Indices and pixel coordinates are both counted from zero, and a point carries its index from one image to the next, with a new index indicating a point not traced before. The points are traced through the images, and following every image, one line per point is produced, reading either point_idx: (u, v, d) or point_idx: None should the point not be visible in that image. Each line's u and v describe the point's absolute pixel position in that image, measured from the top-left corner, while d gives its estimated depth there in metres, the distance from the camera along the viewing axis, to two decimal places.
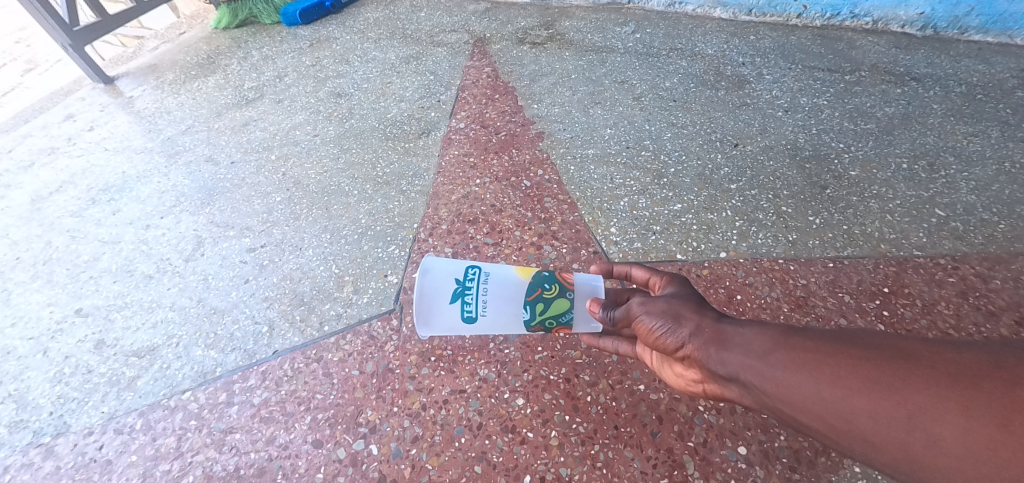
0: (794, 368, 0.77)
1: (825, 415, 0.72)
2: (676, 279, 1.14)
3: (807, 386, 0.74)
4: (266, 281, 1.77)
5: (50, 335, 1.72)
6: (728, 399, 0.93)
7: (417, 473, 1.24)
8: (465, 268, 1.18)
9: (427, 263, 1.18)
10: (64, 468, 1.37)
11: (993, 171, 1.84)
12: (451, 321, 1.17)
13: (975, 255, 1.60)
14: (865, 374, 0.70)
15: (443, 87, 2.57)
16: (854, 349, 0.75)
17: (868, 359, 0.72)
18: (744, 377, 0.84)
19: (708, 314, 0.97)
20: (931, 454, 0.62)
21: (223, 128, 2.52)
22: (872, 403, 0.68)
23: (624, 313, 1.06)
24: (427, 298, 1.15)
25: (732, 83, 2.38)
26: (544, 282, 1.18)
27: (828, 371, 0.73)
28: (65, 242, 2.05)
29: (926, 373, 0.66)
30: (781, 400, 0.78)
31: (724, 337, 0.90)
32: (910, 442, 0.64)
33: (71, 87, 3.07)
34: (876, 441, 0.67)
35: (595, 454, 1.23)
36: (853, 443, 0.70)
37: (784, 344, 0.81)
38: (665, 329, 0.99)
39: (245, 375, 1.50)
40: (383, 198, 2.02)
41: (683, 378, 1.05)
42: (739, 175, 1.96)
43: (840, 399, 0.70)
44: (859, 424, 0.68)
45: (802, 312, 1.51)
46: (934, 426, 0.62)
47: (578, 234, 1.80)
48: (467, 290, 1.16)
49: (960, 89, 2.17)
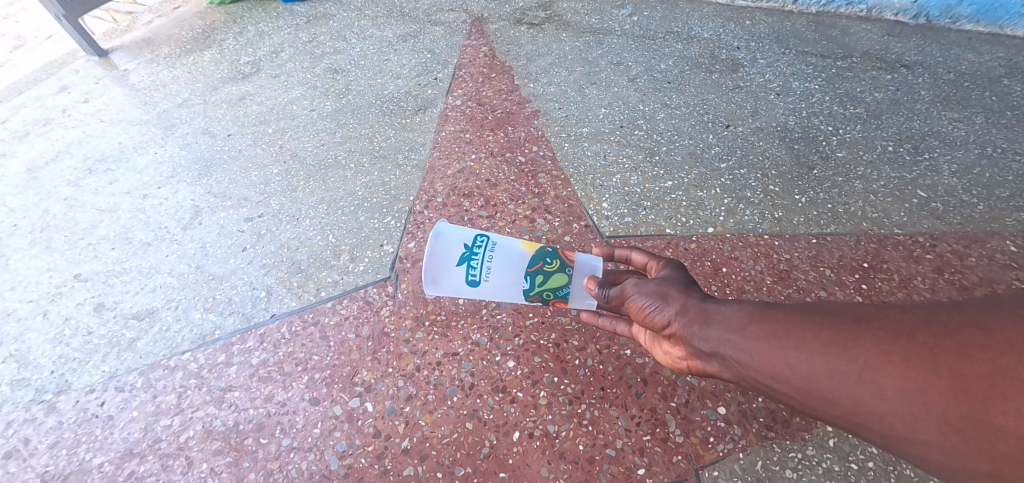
0: (764, 337, 0.79)
1: (790, 379, 0.75)
2: (671, 262, 1.12)
3: (775, 354, 0.77)
4: (263, 249, 1.80)
5: (50, 298, 1.75)
6: (712, 375, 0.94)
7: (411, 429, 1.29)
8: (475, 235, 1.19)
9: (439, 226, 1.18)
10: (67, 423, 1.42)
11: (975, 155, 1.89)
12: (456, 284, 1.19)
13: (952, 234, 1.66)
14: (824, 337, 0.73)
15: (440, 66, 2.58)
16: (816, 316, 0.76)
17: (826, 324, 0.74)
18: (723, 350, 0.85)
19: (694, 294, 0.97)
20: (877, 404, 0.65)
21: (219, 101, 2.52)
22: (829, 363, 0.70)
23: (618, 292, 1.08)
24: (436, 261, 1.16)
25: (726, 67, 2.40)
26: (547, 256, 1.21)
27: (792, 338, 0.76)
28: (62, 210, 2.07)
29: (874, 332, 0.69)
30: (754, 369, 0.80)
31: (706, 313, 0.90)
32: (861, 395, 0.67)
33: (65, 60, 3.04)
34: (833, 397, 0.70)
35: (582, 413, 1.29)
36: (814, 403, 0.73)
37: (758, 315, 0.82)
38: (654, 307, 0.99)
39: (244, 337, 1.54)
40: (379, 172, 2.05)
41: (670, 355, 1.04)
42: (729, 155, 2.00)
43: (803, 363, 0.73)
44: (819, 384, 0.71)
45: (783, 285, 1.56)
46: (879, 377, 0.65)
47: (571, 208, 1.84)
48: (474, 255, 1.18)
49: (948, 77, 2.21)
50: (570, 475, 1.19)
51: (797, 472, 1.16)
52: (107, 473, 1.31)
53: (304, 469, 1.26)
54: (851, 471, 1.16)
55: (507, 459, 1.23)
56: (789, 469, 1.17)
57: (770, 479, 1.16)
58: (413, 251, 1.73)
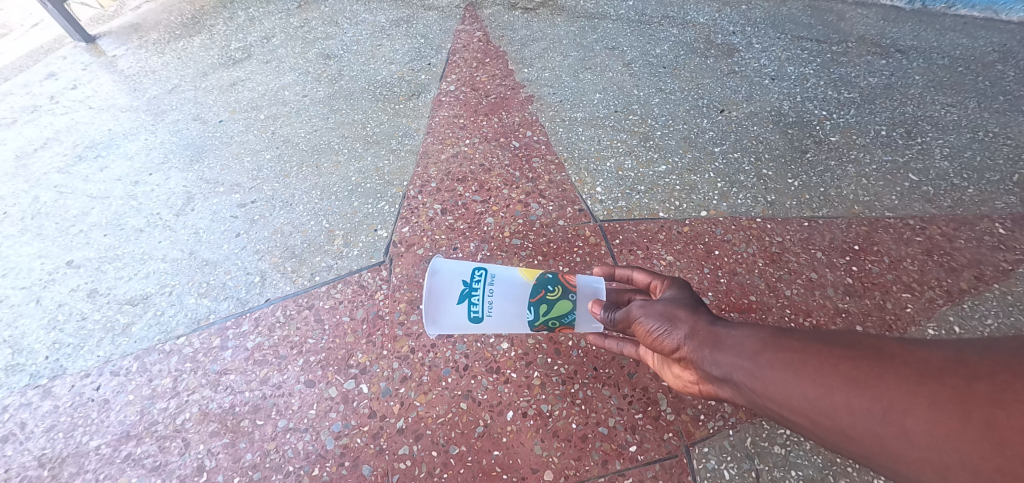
0: (779, 367, 0.76)
1: (808, 411, 0.71)
2: (676, 282, 1.10)
3: (789, 384, 0.74)
4: (257, 235, 1.79)
5: (42, 284, 1.74)
6: (725, 400, 0.92)
7: (406, 409, 1.31)
8: (473, 269, 1.18)
9: (435, 264, 1.18)
10: (63, 407, 1.42)
11: (967, 139, 1.90)
12: (458, 320, 1.17)
13: (942, 217, 1.67)
14: (843, 371, 0.69)
15: (433, 51, 2.55)
16: (835, 348, 0.73)
17: (845, 357, 0.71)
18: (735, 376, 0.83)
19: (703, 316, 0.95)
20: (902, 446, 0.61)
21: (210, 87, 2.48)
22: (850, 399, 0.67)
23: (623, 315, 1.06)
24: (435, 299, 1.16)
25: (721, 52, 2.39)
26: (548, 283, 1.18)
27: (809, 369, 0.73)
28: (53, 197, 2.05)
29: (898, 371, 0.65)
30: (769, 398, 0.77)
31: (717, 338, 0.88)
32: (884, 435, 0.63)
33: (52, 46, 2.99)
34: (855, 435, 0.66)
35: (575, 392, 1.31)
36: (834, 439, 0.69)
37: (772, 344, 0.80)
38: (662, 330, 0.98)
39: (239, 321, 1.55)
40: (373, 157, 2.04)
41: (681, 378, 1.03)
42: (723, 139, 2.00)
43: (821, 397, 0.70)
44: (839, 420, 0.68)
45: (775, 268, 1.58)
46: (904, 418, 0.62)
47: (565, 193, 1.84)
48: (473, 290, 1.16)
49: (942, 62, 2.21)
50: (563, 452, 1.21)
51: (785, 448, 1.19)
52: (104, 455, 1.32)
53: (300, 448, 1.27)
54: None
55: (501, 438, 1.25)
56: (777, 445, 1.19)
57: (759, 454, 1.18)
58: (407, 235, 1.73)
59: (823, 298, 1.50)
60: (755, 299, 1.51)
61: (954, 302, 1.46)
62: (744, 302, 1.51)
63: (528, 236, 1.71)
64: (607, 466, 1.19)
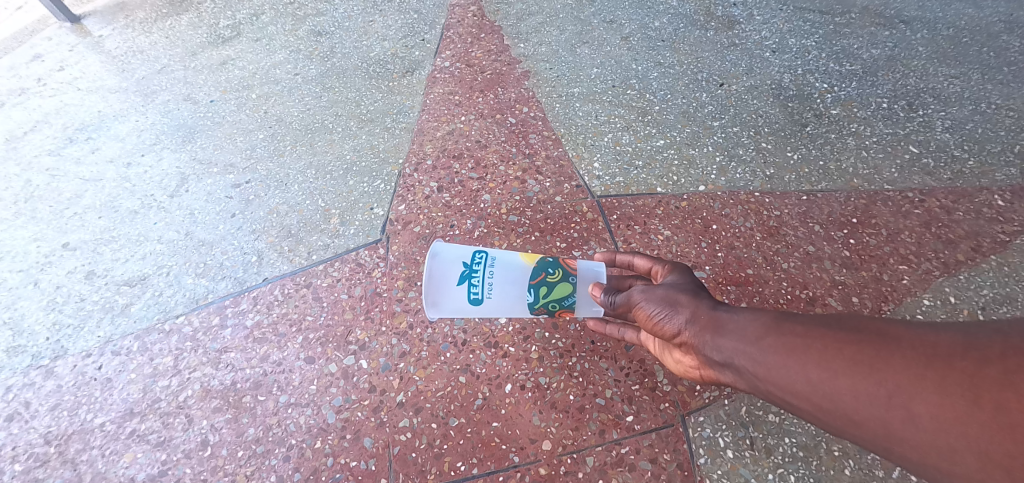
0: (782, 352, 0.76)
1: (812, 396, 0.72)
2: (677, 267, 1.10)
3: (792, 369, 0.74)
4: (253, 215, 1.78)
5: (39, 267, 1.74)
6: (726, 384, 0.93)
7: (405, 383, 1.32)
8: (473, 252, 1.18)
9: (435, 246, 1.17)
10: (66, 387, 1.44)
11: (970, 111, 1.87)
12: (458, 303, 1.17)
13: (942, 189, 1.66)
14: (848, 356, 0.69)
15: (427, 26, 2.50)
16: (839, 332, 0.73)
17: (850, 340, 0.71)
18: (737, 361, 0.84)
19: (704, 301, 0.95)
20: (907, 430, 0.61)
21: (200, 67, 2.44)
22: (854, 383, 0.67)
23: (624, 299, 1.06)
24: (436, 282, 1.15)
25: (722, 24, 2.34)
26: (549, 267, 1.18)
27: (814, 354, 0.72)
28: (45, 181, 2.03)
29: (904, 354, 0.64)
30: (772, 383, 0.78)
31: (718, 323, 0.89)
32: (889, 419, 0.63)
33: (36, 26, 2.92)
34: (859, 419, 0.66)
35: (572, 365, 1.32)
36: (839, 423, 0.70)
37: (775, 328, 0.80)
38: (663, 315, 0.99)
39: (237, 300, 1.55)
40: (367, 135, 2.01)
41: (682, 363, 1.04)
42: (722, 113, 1.98)
43: (824, 382, 0.70)
44: (844, 405, 0.68)
45: (773, 241, 1.58)
46: (910, 403, 0.61)
47: (562, 169, 1.83)
48: (474, 273, 1.16)
49: (947, 32, 2.16)
50: (561, 422, 1.23)
51: (779, 416, 1.21)
52: (108, 432, 1.34)
53: (302, 423, 1.29)
54: None
55: (499, 410, 1.26)
56: (772, 414, 1.21)
57: (753, 422, 1.20)
58: (404, 214, 1.73)
59: (820, 270, 1.50)
60: (752, 273, 1.51)
61: (950, 274, 1.46)
62: (741, 276, 1.51)
63: (525, 212, 1.70)
64: (604, 435, 1.21)
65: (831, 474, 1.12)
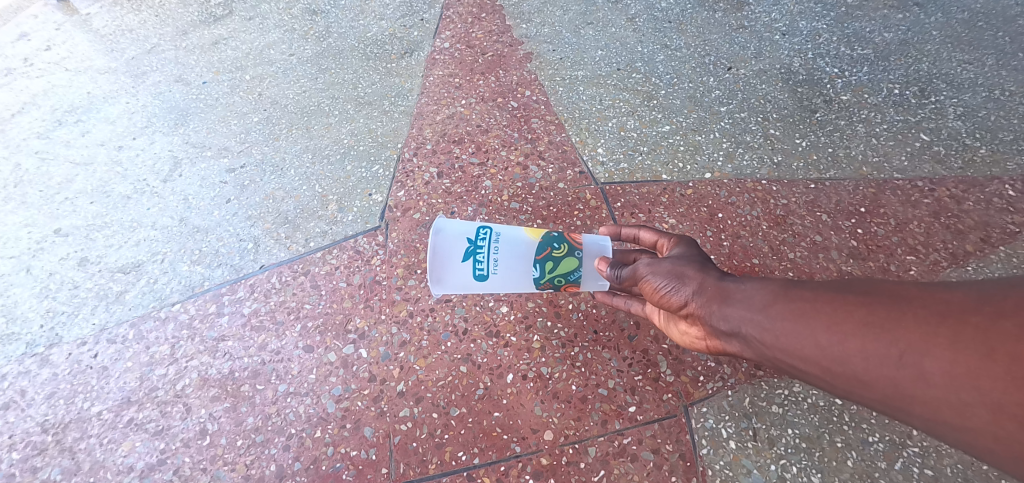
0: (791, 318, 0.74)
1: (821, 360, 0.70)
2: (683, 240, 1.06)
3: (801, 334, 0.72)
4: (248, 200, 1.75)
5: (31, 253, 1.71)
6: (733, 354, 0.91)
7: (406, 373, 1.31)
8: (476, 227, 1.14)
9: (439, 223, 1.14)
10: (61, 375, 1.42)
11: (982, 98, 1.82)
12: (463, 279, 1.15)
13: (952, 177, 1.63)
14: (859, 319, 0.67)
15: (426, 5, 2.42)
16: (849, 296, 0.71)
17: (860, 302, 0.69)
18: (745, 330, 0.81)
19: (711, 272, 0.92)
20: (919, 389, 0.59)
21: (191, 47, 2.36)
22: (865, 345, 0.65)
23: (630, 274, 1.03)
24: (439, 258, 1.12)
25: (730, 5, 2.27)
26: (554, 242, 1.15)
27: (823, 318, 0.71)
28: (34, 165, 1.98)
29: (917, 313, 0.62)
30: (779, 349, 0.76)
31: (726, 292, 0.86)
32: (899, 378, 0.61)
33: (21, 4, 2.82)
34: (868, 380, 0.65)
35: (575, 355, 1.31)
36: (848, 386, 0.68)
37: (785, 294, 0.78)
38: (669, 288, 0.95)
39: (234, 288, 1.53)
40: (365, 118, 1.96)
41: (688, 335, 1.02)
42: (729, 98, 1.93)
43: (833, 344, 0.68)
44: (854, 366, 0.66)
45: (779, 230, 1.55)
46: (921, 360, 0.59)
47: (565, 154, 1.79)
48: (479, 248, 1.13)
49: (962, 16, 2.10)
50: (563, 412, 1.22)
51: (783, 407, 1.20)
52: (106, 420, 1.32)
53: (302, 412, 1.28)
54: (835, 405, 1.19)
55: (501, 399, 1.25)
56: (775, 404, 1.20)
57: (756, 413, 1.19)
58: (403, 200, 1.69)
59: (826, 260, 1.48)
60: (758, 262, 1.49)
61: (958, 265, 1.44)
62: (746, 265, 1.49)
63: (527, 199, 1.67)
64: (606, 425, 1.20)
65: (833, 466, 1.12)
